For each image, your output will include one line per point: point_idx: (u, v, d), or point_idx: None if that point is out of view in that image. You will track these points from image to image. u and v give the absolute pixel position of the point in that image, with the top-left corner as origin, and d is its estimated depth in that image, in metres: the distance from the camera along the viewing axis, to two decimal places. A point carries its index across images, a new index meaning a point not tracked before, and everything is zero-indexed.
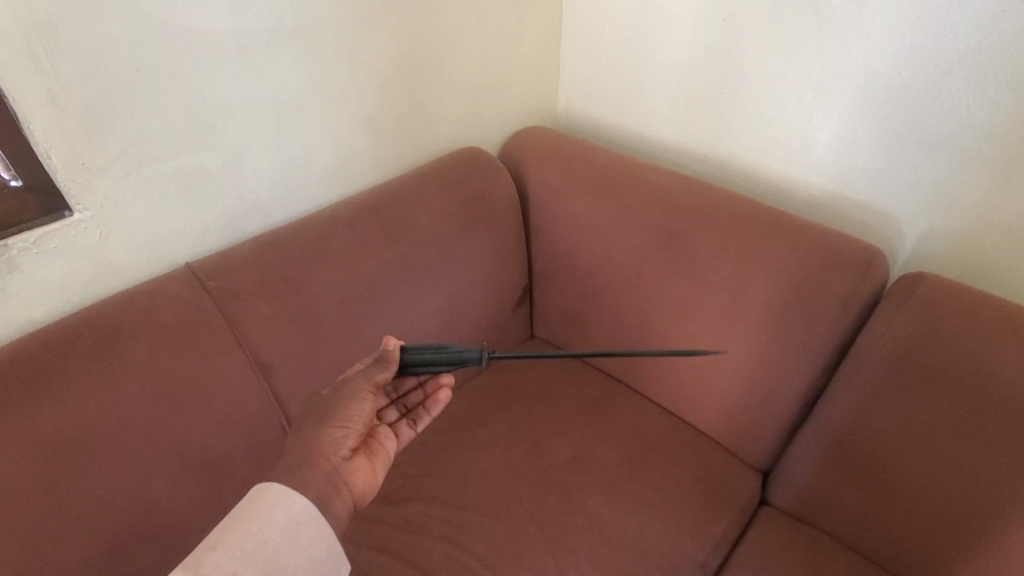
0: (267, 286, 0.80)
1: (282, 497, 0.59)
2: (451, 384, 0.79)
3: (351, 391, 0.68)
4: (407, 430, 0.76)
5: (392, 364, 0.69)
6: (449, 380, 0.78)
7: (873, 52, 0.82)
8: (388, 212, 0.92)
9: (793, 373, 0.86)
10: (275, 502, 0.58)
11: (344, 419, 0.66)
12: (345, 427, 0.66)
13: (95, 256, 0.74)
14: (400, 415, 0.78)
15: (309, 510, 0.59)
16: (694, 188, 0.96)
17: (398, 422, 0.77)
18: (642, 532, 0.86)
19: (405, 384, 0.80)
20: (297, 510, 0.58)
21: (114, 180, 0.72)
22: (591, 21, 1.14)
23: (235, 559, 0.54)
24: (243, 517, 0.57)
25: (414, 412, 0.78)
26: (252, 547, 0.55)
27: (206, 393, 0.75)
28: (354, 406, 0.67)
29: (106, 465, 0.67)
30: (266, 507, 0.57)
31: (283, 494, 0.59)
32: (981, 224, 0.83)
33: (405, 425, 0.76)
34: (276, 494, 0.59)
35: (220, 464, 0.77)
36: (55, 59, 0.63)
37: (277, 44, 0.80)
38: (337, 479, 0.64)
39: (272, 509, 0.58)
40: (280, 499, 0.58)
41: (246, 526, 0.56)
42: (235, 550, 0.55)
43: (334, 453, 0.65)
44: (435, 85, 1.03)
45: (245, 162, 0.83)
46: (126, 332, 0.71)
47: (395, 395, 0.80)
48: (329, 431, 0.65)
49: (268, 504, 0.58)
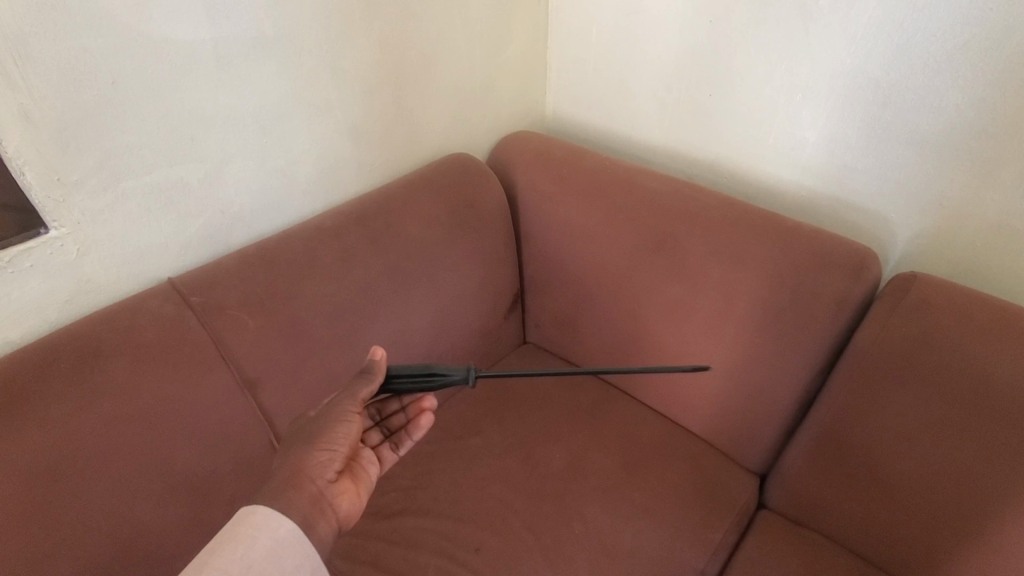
0: (252, 300, 0.78)
1: (269, 519, 0.57)
2: (433, 408, 0.77)
3: (338, 412, 0.66)
4: (390, 453, 0.75)
5: (378, 376, 0.68)
6: (431, 403, 0.76)
7: (860, 52, 0.82)
8: (375, 221, 0.91)
9: (787, 375, 0.86)
10: (261, 525, 0.57)
11: (331, 441, 0.65)
12: (330, 450, 0.65)
13: (72, 274, 0.72)
14: (383, 438, 0.77)
15: (295, 532, 0.58)
16: (684, 191, 0.95)
17: (381, 445, 0.76)
18: (640, 540, 0.85)
19: (388, 406, 0.78)
20: (283, 532, 0.57)
21: (90, 196, 0.70)
22: (576, 23, 1.13)
23: None
24: (229, 540, 0.55)
25: (397, 435, 0.77)
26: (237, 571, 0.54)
27: (191, 412, 0.73)
28: (340, 428, 0.66)
29: (89, 490, 0.65)
30: (251, 531, 0.56)
31: (268, 516, 0.57)
32: (971, 222, 0.83)
33: (387, 449, 0.75)
34: (262, 517, 0.57)
35: (208, 484, 0.75)
36: (27, 73, 0.61)
37: (257, 53, 0.78)
38: (323, 501, 0.62)
39: (258, 533, 0.56)
40: (266, 522, 0.57)
41: (232, 549, 0.55)
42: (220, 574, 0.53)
43: (319, 475, 0.63)
44: (421, 92, 1.02)
45: (227, 174, 0.82)
46: (106, 351, 0.69)
47: (379, 416, 0.78)
48: (315, 454, 0.64)
49: (254, 527, 0.56)
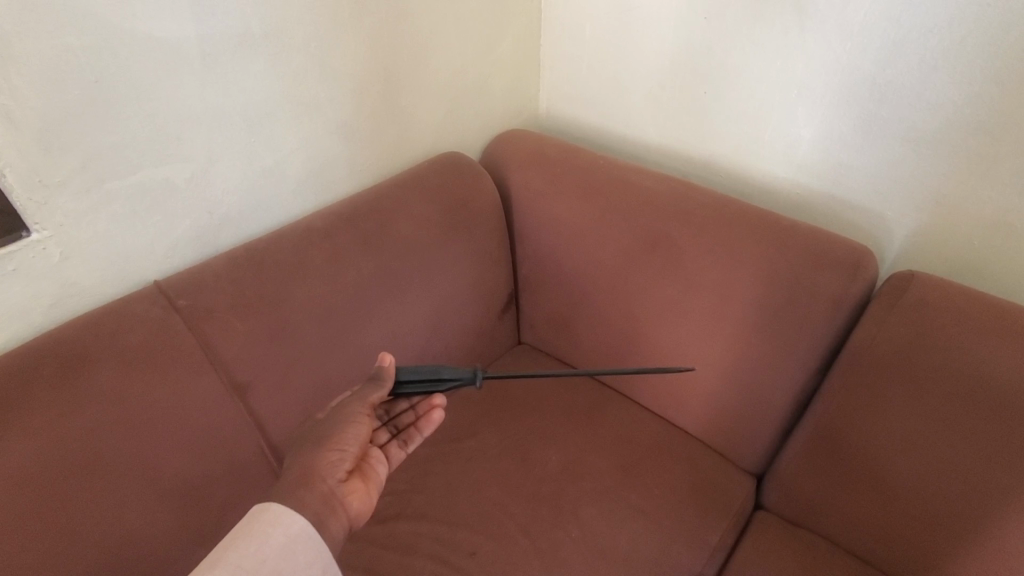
0: (242, 303, 0.77)
1: (282, 516, 0.56)
2: (444, 404, 0.75)
3: (347, 413, 0.65)
4: (398, 451, 0.74)
5: (387, 381, 0.67)
6: (442, 400, 0.75)
7: (856, 48, 0.81)
8: (367, 221, 0.89)
9: (784, 376, 0.85)
10: (274, 522, 0.56)
11: (342, 440, 0.64)
12: (340, 449, 0.64)
13: (56, 277, 0.71)
14: (391, 436, 0.75)
15: (308, 530, 0.57)
16: (679, 190, 0.94)
17: (389, 444, 0.74)
18: (637, 543, 0.84)
19: (397, 405, 0.77)
20: (296, 529, 0.56)
21: (74, 198, 0.69)
22: (570, 20, 1.12)
23: None
24: (243, 535, 0.55)
25: (406, 432, 0.75)
26: (250, 567, 0.53)
27: (178, 417, 0.71)
28: (351, 428, 0.65)
29: (75, 498, 0.64)
30: (265, 527, 0.55)
31: (281, 513, 0.56)
32: (968, 220, 0.82)
33: (395, 447, 0.74)
34: (275, 513, 0.56)
35: (198, 491, 0.74)
36: (7, 72, 0.60)
37: (245, 50, 0.77)
38: (334, 500, 0.61)
39: (272, 529, 0.55)
40: (279, 519, 0.56)
41: (246, 544, 0.54)
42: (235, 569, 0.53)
43: (329, 475, 0.62)
44: (413, 90, 1.01)
45: (214, 173, 0.80)
46: (91, 356, 0.67)
47: (387, 416, 0.77)
48: (324, 454, 0.63)
49: (268, 523, 0.56)
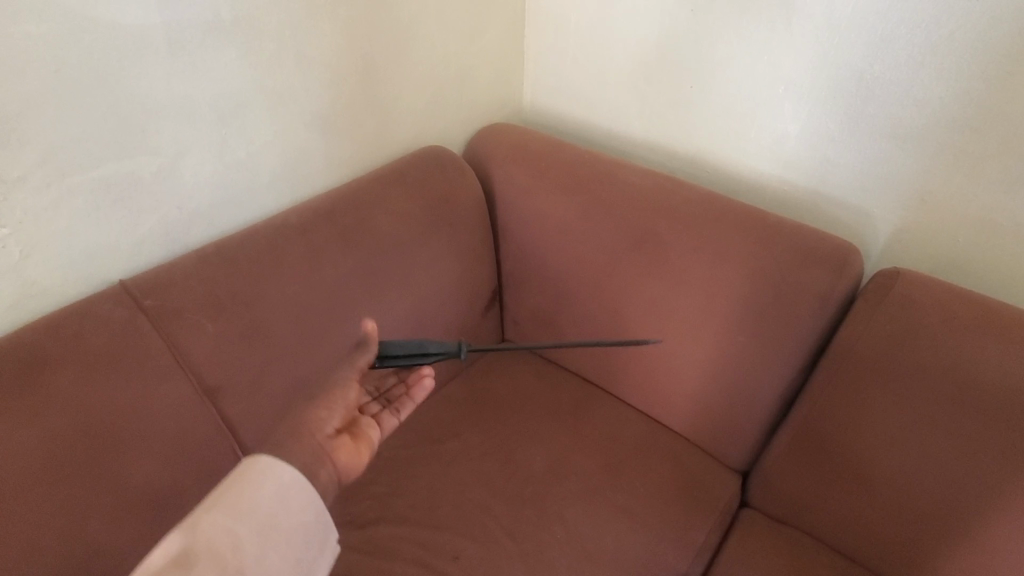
0: (213, 302, 0.74)
1: (272, 466, 0.53)
2: (432, 375, 0.77)
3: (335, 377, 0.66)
4: (390, 419, 0.73)
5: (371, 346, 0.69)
6: (429, 371, 0.77)
7: (844, 43, 0.80)
8: (345, 217, 0.87)
9: (769, 374, 0.84)
10: (264, 470, 0.53)
11: (330, 398, 0.64)
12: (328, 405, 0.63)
13: (15, 277, 0.67)
14: (382, 408, 0.75)
15: (300, 477, 0.54)
16: (666, 186, 0.93)
17: (381, 413, 0.73)
18: (623, 543, 0.83)
19: (386, 382, 0.79)
20: (287, 477, 0.53)
21: (34, 193, 0.65)
22: (554, 12, 1.10)
23: (229, 526, 0.49)
24: (231, 485, 0.52)
25: (396, 402, 0.75)
26: (245, 514, 0.50)
27: (147, 422, 0.69)
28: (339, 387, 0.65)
29: (34, 509, 0.61)
30: (255, 475, 0.52)
31: (270, 462, 0.53)
32: (952, 217, 0.82)
33: (387, 415, 0.73)
34: (265, 462, 0.53)
35: (168, 499, 0.71)
36: None
37: (216, 39, 0.74)
38: (321, 450, 0.59)
39: (262, 478, 0.52)
40: (269, 467, 0.53)
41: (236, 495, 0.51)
42: (227, 517, 0.50)
43: (316, 427, 0.61)
44: (393, 82, 0.98)
45: (183, 167, 0.77)
46: (51, 360, 0.64)
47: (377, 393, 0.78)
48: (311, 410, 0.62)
49: (258, 472, 0.53)
